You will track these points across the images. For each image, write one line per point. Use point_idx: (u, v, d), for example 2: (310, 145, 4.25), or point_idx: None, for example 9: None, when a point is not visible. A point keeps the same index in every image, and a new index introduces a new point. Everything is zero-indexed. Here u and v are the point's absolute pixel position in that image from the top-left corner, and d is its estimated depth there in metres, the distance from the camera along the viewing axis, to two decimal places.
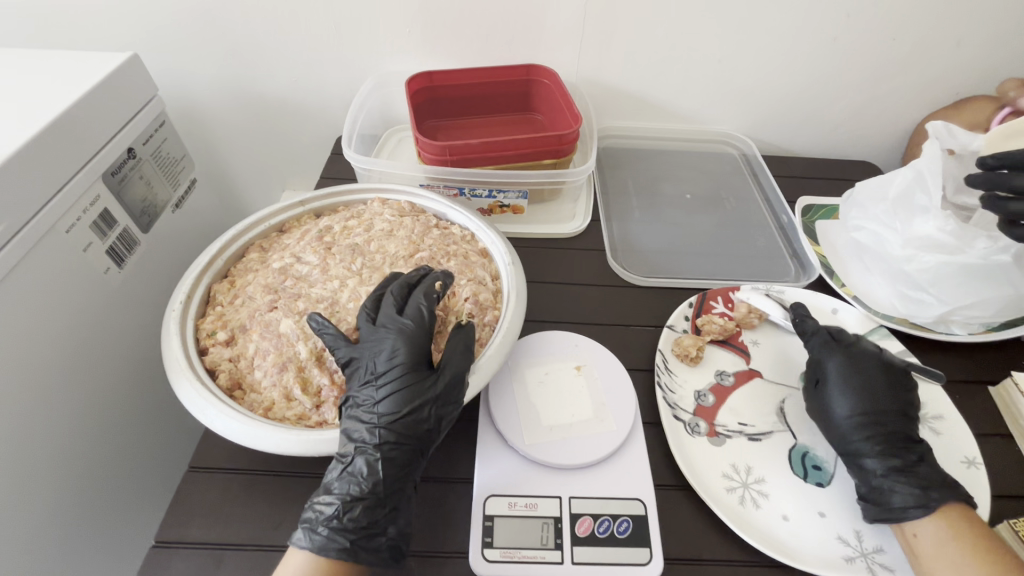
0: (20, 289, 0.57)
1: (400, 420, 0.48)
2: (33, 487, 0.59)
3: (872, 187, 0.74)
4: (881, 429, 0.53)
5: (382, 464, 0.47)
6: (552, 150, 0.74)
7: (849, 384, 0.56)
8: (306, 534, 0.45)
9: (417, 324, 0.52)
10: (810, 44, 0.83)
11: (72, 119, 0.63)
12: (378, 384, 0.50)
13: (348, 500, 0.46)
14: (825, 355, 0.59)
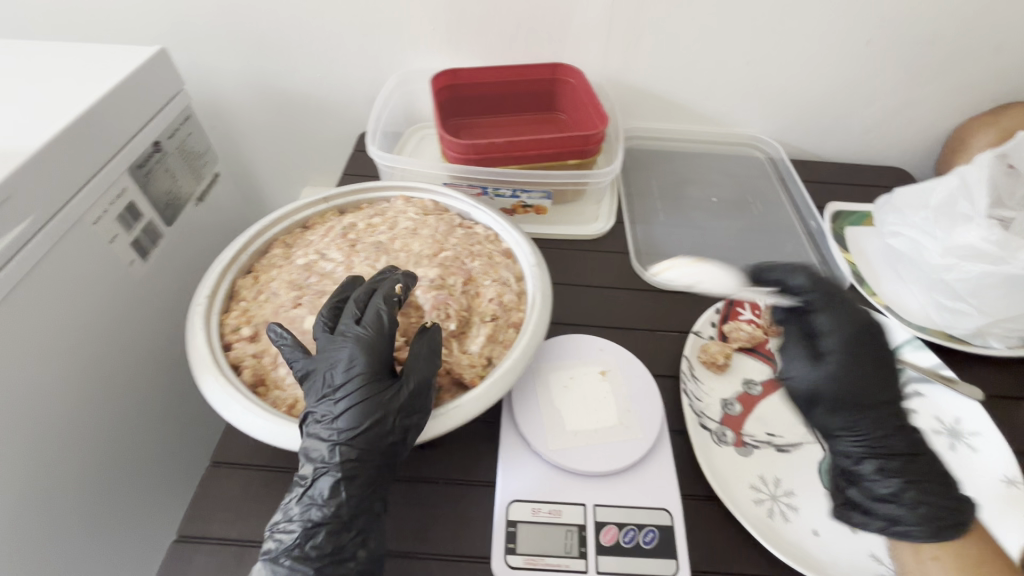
0: (47, 280, 0.58)
1: (355, 438, 0.46)
2: (59, 477, 0.59)
3: (913, 193, 0.72)
4: (893, 426, 0.50)
5: (345, 486, 0.45)
6: (577, 150, 0.73)
7: (866, 375, 0.51)
8: (267, 565, 0.43)
9: (380, 333, 0.49)
10: (843, 46, 0.81)
11: (101, 112, 0.64)
12: (334, 400, 0.47)
13: (310, 527, 0.44)
14: (828, 331, 0.53)
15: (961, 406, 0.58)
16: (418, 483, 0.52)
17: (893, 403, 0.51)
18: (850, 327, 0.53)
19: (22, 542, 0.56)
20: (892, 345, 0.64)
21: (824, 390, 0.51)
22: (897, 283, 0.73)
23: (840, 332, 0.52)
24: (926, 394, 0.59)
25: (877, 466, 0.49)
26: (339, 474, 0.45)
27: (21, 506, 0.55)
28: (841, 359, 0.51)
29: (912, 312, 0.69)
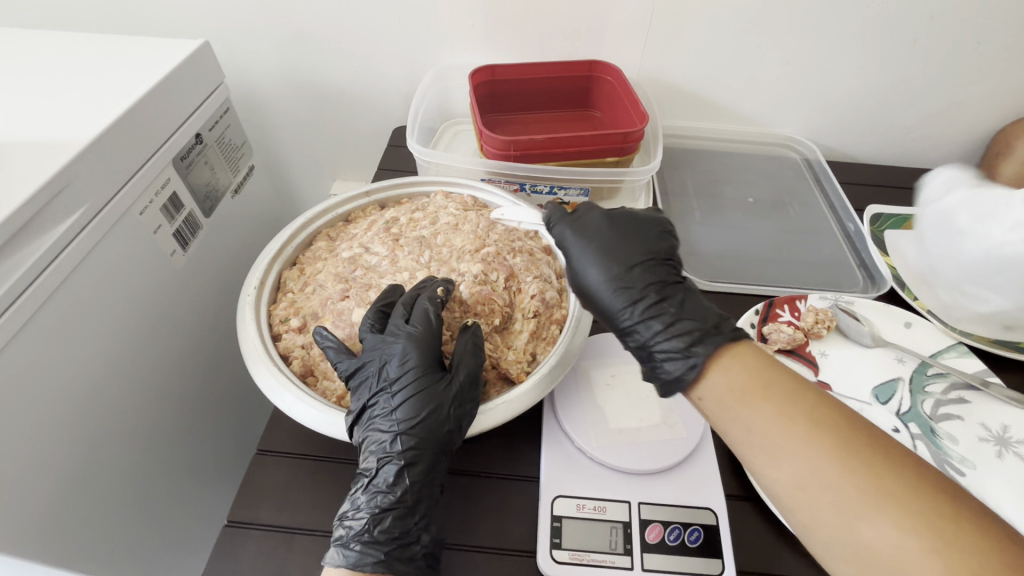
0: (98, 267, 0.59)
1: (416, 427, 0.48)
2: (110, 461, 0.61)
3: (950, 182, 0.67)
4: (637, 301, 0.48)
5: (409, 473, 0.47)
6: (616, 147, 0.73)
7: (615, 262, 0.51)
8: (339, 551, 0.44)
9: (430, 328, 0.51)
10: (886, 46, 0.80)
11: (149, 104, 0.65)
12: (390, 393, 0.49)
13: (377, 513, 0.46)
14: (563, 233, 0.54)
15: (1010, 415, 0.57)
16: (463, 476, 0.52)
17: (638, 276, 0.50)
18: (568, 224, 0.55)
19: (84, 522, 0.57)
20: (935, 351, 0.64)
21: (596, 281, 0.51)
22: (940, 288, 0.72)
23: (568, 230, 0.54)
24: (973, 401, 0.59)
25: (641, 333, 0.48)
26: (402, 461, 0.47)
27: (77, 489, 0.56)
28: (586, 248, 0.52)
29: (957, 318, 0.68)
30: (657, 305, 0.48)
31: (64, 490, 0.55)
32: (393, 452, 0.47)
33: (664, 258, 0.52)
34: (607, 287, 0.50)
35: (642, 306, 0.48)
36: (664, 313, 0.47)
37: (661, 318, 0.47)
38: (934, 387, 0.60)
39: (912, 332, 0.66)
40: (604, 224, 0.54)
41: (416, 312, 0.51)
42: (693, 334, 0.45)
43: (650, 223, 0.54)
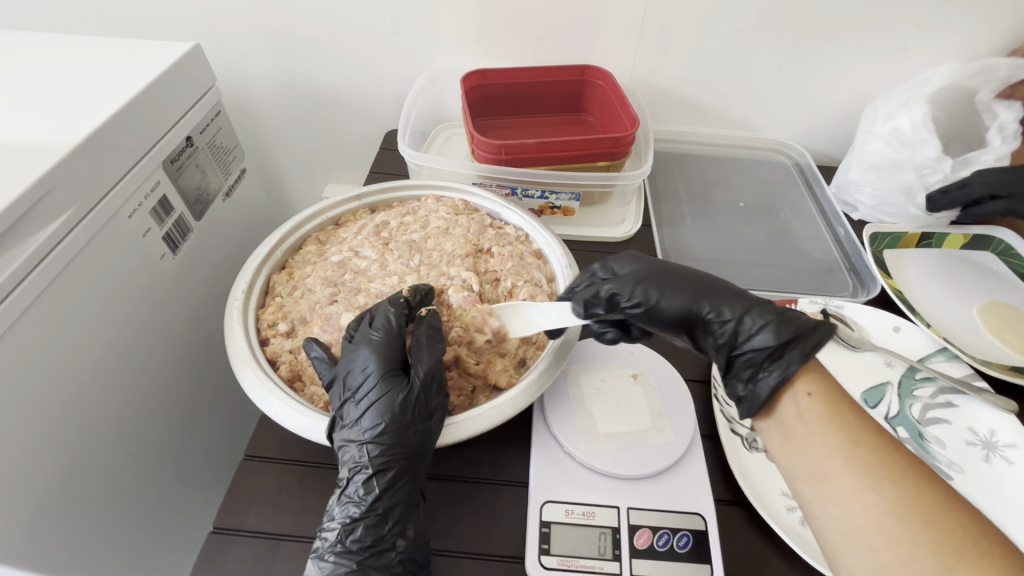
0: (84, 271, 0.58)
1: (380, 432, 0.47)
2: (98, 466, 0.60)
3: (846, 163, 0.84)
4: (728, 304, 0.50)
5: (377, 480, 0.46)
6: (607, 152, 0.73)
7: (692, 286, 0.52)
8: (315, 563, 0.44)
9: (391, 331, 0.50)
10: (875, 53, 0.81)
11: (140, 106, 0.64)
12: (358, 398, 0.48)
13: (349, 523, 0.45)
14: (619, 266, 0.54)
15: (997, 419, 0.57)
16: (452, 480, 0.52)
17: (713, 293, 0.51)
18: (626, 258, 0.55)
19: (69, 527, 0.56)
20: (923, 355, 0.64)
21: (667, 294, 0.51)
22: (946, 313, 0.70)
23: (625, 264, 0.54)
24: (961, 405, 0.59)
25: (726, 333, 0.50)
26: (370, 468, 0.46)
27: (61, 495, 0.55)
28: (646, 278, 0.52)
29: (969, 346, 0.66)
30: (740, 306, 0.50)
31: (48, 497, 0.54)
32: (361, 460, 0.47)
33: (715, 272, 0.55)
34: (688, 307, 0.51)
35: (730, 309, 0.50)
36: (754, 319, 0.49)
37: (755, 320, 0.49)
38: (922, 392, 0.61)
39: (901, 336, 0.66)
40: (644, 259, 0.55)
41: (383, 316, 0.51)
42: (789, 325, 0.48)
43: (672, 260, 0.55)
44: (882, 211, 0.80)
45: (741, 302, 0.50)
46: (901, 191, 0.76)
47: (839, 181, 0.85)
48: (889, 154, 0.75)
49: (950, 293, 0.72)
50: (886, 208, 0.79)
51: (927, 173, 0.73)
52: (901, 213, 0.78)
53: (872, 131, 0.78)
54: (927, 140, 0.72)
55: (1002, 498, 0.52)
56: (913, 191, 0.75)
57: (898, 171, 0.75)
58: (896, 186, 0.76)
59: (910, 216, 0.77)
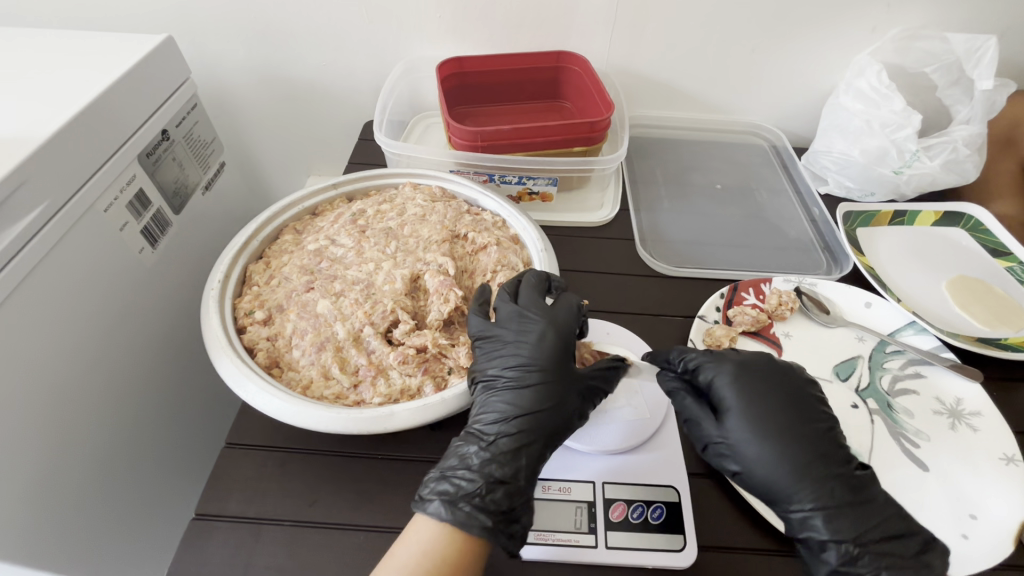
0: (59, 265, 0.58)
1: (541, 412, 0.49)
2: (80, 459, 0.61)
3: (820, 133, 0.87)
4: (810, 477, 0.46)
5: (523, 453, 0.47)
6: (583, 137, 0.73)
7: (797, 449, 0.48)
8: (447, 508, 0.44)
9: (563, 340, 0.53)
10: (846, 35, 0.82)
11: (111, 99, 0.64)
12: (501, 381, 0.50)
13: (490, 481, 0.46)
14: (722, 384, 0.51)
15: (962, 386, 0.60)
16: (431, 463, 0.53)
17: (838, 458, 0.48)
18: (731, 363, 0.52)
19: (52, 519, 0.57)
20: (893, 328, 0.66)
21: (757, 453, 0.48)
22: (916, 287, 0.71)
23: (725, 380, 0.51)
24: (927, 375, 0.61)
25: (783, 484, 0.47)
26: (512, 442, 0.48)
27: (42, 487, 0.56)
28: (740, 414, 0.50)
29: (941, 319, 0.67)
30: (821, 489, 0.46)
31: (28, 491, 0.54)
32: (500, 437, 0.48)
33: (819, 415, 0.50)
34: (768, 474, 0.47)
35: (819, 473, 0.46)
36: (835, 491, 0.46)
37: (830, 477, 0.46)
38: (892, 363, 0.63)
39: (872, 312, 0.67)
40: (763, 369, 0.52)
41: (519, 313, 0.53)
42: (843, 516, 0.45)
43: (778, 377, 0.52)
44: (850, 177, 0.82)
45: (844, 497, 0.45)
46: (869, 150, 0.78)
47: (810, 155, 0.88)
48: (857, 113, 0.79)
49: (920, 268, 0.73)
50: (856, 171, 0.81)
51: (894, 129, 0.75)
52: (872, 176, 0.80)
53: (843, 96, 0.81)
54: (890, 96, 0.75)
55: (965, 463, 0.54)
56: (884, 151, 0.77)
57: (866, 131, 0.78)
58: (865, 145, 0.78)
59: (883, 178, 0.79)
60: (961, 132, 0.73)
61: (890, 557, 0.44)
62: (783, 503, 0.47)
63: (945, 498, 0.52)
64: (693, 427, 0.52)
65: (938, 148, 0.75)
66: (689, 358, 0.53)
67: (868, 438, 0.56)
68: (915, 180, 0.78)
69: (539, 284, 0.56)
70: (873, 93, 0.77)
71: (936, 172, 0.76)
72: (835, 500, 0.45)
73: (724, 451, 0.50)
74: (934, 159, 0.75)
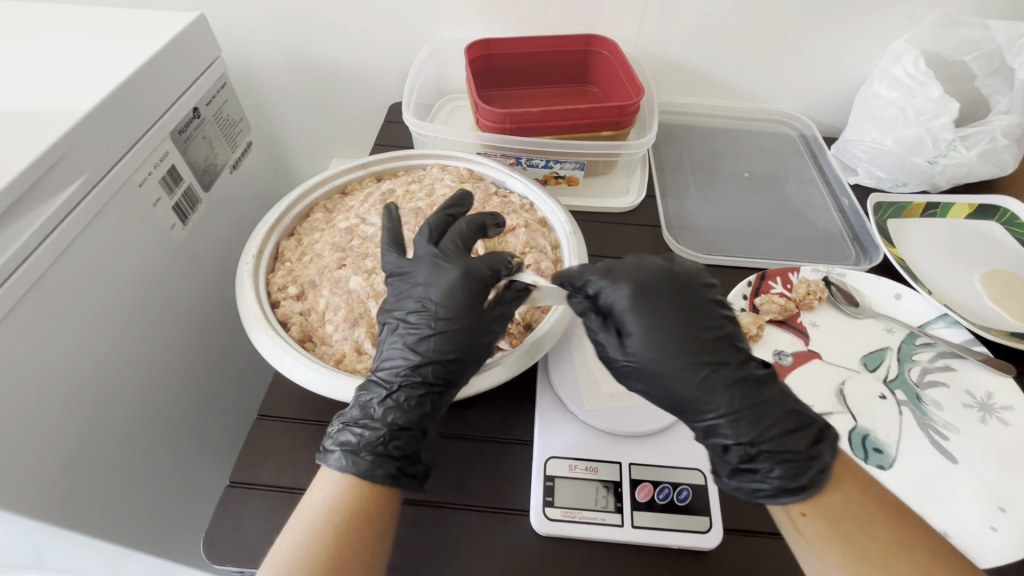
0: (97, 238, 0.59)
1: (445, 360, 0.47)
2: (118, 430, 0.63)
3: (849, 124, 0.86)
4: (706, 383, 0.44)
5: (427, 400, 0.47)
6: (612, 121, 0.73)
7: (683, 365, 0.44)
8: (349, 458, 0.44)
9: (474, 290, 0.48)
10: (882, 22, 0.80)
11: (145, 75, 0.65)
12: (404, 331, 0.48)
13: (393, 428, 0.46)
14: (620, 307, 0.46)
15: (993, 381, 0.59)
16: (458, 439, 0.54)
17: (731, 364, 0.45)
18: (630, 284, 0.47)
19: (91, 486, 0.59)
20: (923, 321, 0.65)
21: (658, 370, 0.45)
22: (948, 280, 0.70)
23: (624, 302, 0.46)
24: (958, 368, 0.60)
25: (719, 408, 0.44)
26: (415, 392, 0.47)
27: (81, 455, 0.57)
28: (647, 334, 0.45)
29: (973, 313, 0.66)
30: (721, 399, 0.44)
31: (69, 457, 0.56)
32: (406, 386, 0.47)
33: (729, 333, 0.46)
34: (676, 390, 0.45)
35: (716, 379, 0.44)
36: (744, 399, 0.44)
37: (729, 384, 0.44)
38: (922, 356, 0.62)
39: (902, 304, 0.66)
40: (666, 294, 0.47)
41: (433, 259, 0.49)
42: (749, 427, 0.43)
43: (663, 291, 0.47)
44: (881, 167, 0.81)
45: (743, 403, 0.43)
46: (904, 140, 0.76)
47: (840, 144, 0.87)
48: (892, 101, 0.77)
49: (953, 261, 0.72)
50: (887, 162, 0.80)
51: (929, 118, 0.73)
52: (905, 165, 0.79)
53: (876, 84, 0.80)
54: (927, 83, 0.73)
55: (996, 456, 0.53)
56: (918, 140, 0.75)
57: (901, 120, 0.76)
58: (899, 135, 0.77)
59: (917, 169, 0.78)
60: (1000, 122, 0.72)
61: (789, 454, 0.43)
62: (690, 413, 0.45)
63: (976, 490, 0.51)
64: (598, 345, 0.49)
65: (976, 138, 0.73)
66: (589, 282, 0.48)
67: (897, 429, 0.56)
68: (950, 170, 0.76)
69: (467, 232, 0.51)
70: (907, 80, 0.76)
71: (972, 163, 0.74)
72: (742, 408, 0.43)
73: (628, 369, 0.46)
74: (971, 149, 0.74)
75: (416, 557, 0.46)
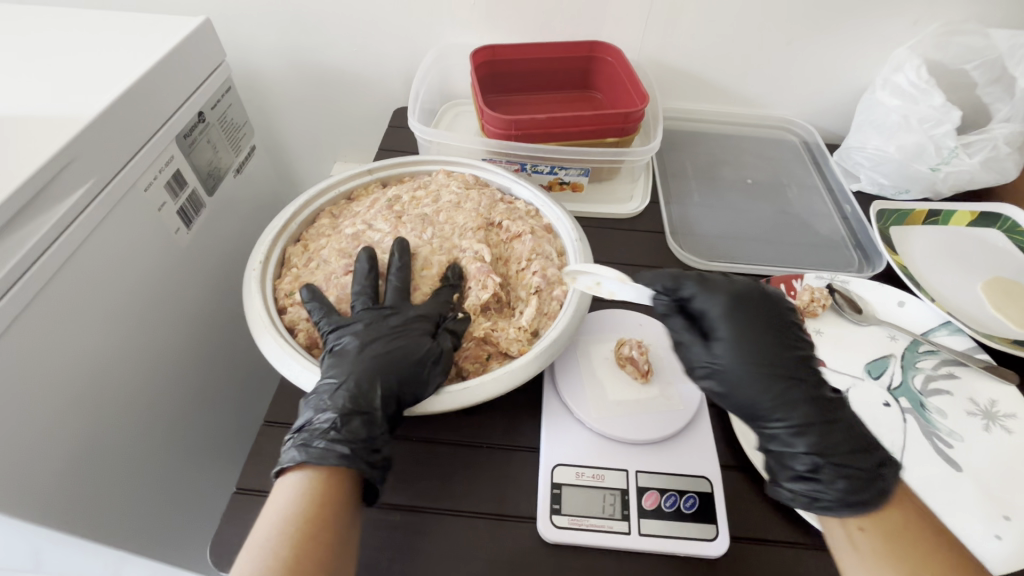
0: (102, 243, 0.59)
1: (381, 350, 0.50)
2: (122, 437, 0.62)
3: (852, 131, 0.86)
4: (779, 394, 0.45)
5: (371, 387, 0.48)
6: (617, 127, 0.73)
7: (784, 375, 0.45)
8: (301, 450, 0.44)
9: (404, 299, 0.55)
10: (885, 30, 0.80)
11: (151, 79, 0.65)
12: (341, 340, 0.51)
13: (344, 414, 0.46)
14: (716, 316, 0.47)
15: (997, 389, 0.59)
16: (465, 446, 0.54)
17: (811, 379, 0.46)
18: (725, 295, 0.48)
19: (96, 493, 0.59)
20: (926, 328, 0.66)
21: (738, 376, 0.46)
22: (951, 287, 0.70)
23: (719, 312, 0.47)
24: (962, 376, 0.61)
25: (792, 417, 0.45)
26: (358, 383, 0.48)
27: (87, 460, 0.57)
28: (734, 343, 0.46)
29: (975, 321, 0.66)
30: (801, 409, 0.45)
31: (74, 464, 0.56)
32: (348, 381, 0.48)
33: (797, 345, 0.48)
34: (753, 395, 0.46)
35: (793, 392, 0.45)
36: (817, 411, 0.45)
37: (806, 400, 0.45)
38: (924, 363, 0.62)
39: (906, 311, 0.67)
40: (759, 303, 0.48)
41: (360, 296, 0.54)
42: (818, 437, 0.44)
43: (771, 308, 0.49)
44: (884, 174, 0.81)
45: (819, 414, 0.45)
46: (907, 147, 0.77)
47: (843, 151, 0.87)
48: (895, 108, 0.78)
49: (955, 269, 0.72)
50: (890, 168, 0.80)
51: (932, 125, 0.74)
52: (907, 172, 0.79)
53: (878, 91, 0.81)
54: (930, 91, 0.74)
55: (1000, 465, 0.54)
56: (921, 148, 0.76)
57: (904, 127, 0.77)
58: (901, 142, 0.77)
59: (919, 175, 0.78)
60: (1001, 130, 0.73)
61: (854, 469, 0.43)
62: (763, 418, 0.46)
63: (980, 499, 0.51)
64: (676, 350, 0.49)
65: (978, 146, 0.74)
66: (683, 286, 0.49)
67: (901, 437, 0.56)
68: (952, 178, 0.77)
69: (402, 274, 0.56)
70: (910, 88, 0.76)
71: (975, 170, 0.75)
72: (816, 420, 0.44)
73: (709, 372, 0.47)
74: (973, 157, 0.74)
75: (423, 565, 0.46)
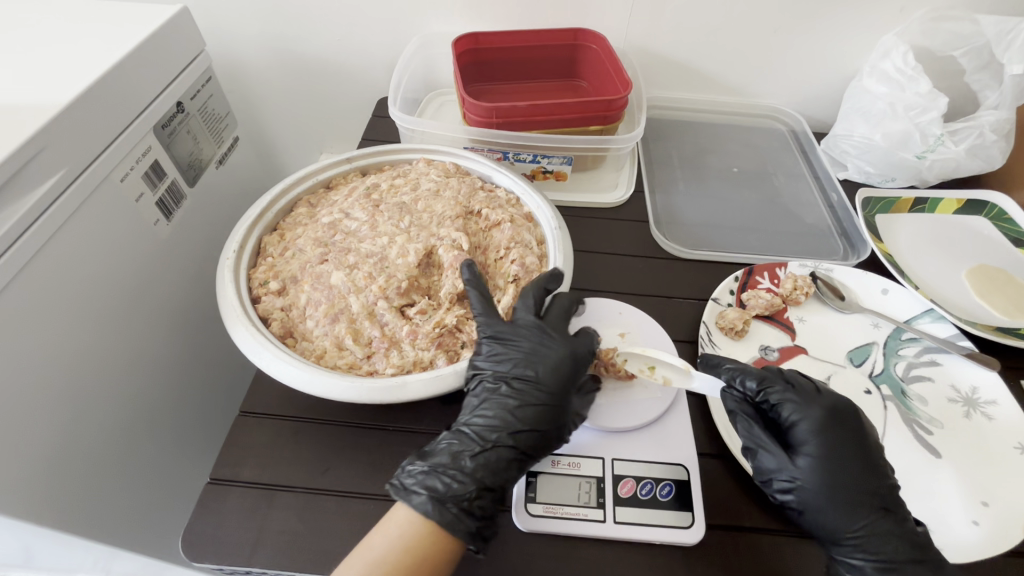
0: (77, 233, 0.59)
1: (541, 428, 0.49)
2: (97, 429, 0.62)
3: (840, 118, 0.85)
4: (868, 520, 0.46)
5: (515, 467, 0.48)
6: (599, 115, 0.72)
7: (861, 505, 0.46)
8: (436, 506, 0.44)
9: (577, 364, 0.52)
10: (872, 16, 0.79)
11: (127, 68, 0.64)
12: (503, 394, 0.50)
13: (479, 488, 0.46)
14: (805, 430, 0.49)
15: (978, 375, 0.59)
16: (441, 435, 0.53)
17: (900, 513, 0.46)
18: (820, 410, 0.50)
19: (68, 485, 0.58)
20: (909, 316, 0.65)
21: (815, 495, 0.47)
22: (935, 275, 0.70)
23: (810, 427, 0.49)
24: (943, 363, 0.60)
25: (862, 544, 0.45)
26: (506, 454, 0.48)
27: (60, 451, 0.57)
28: (822, 463, 0.48)
29: (959, 308, 0.66)
30: (886, 542, 0.45)
31: (47, 455, 0.55)
32: (498, 447, 0.48)
33: (889, 474, 0.48)
34: (829, 519, 0.46)
35: (880, 522, 0.46)
36: (902, 547, 0.44)
37: (896, 532, 0.45)
38: (907, 350, 0.62)
39: (889, 299, 0.66)
40: (851, 425, 0.49)
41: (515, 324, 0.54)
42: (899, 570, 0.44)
43: (857, 428, 0.49)
44: (870, 162, 0.81)
45: (903, 551, 0.44)
46: (893, 135, 0.76)
47: (830, 139, 0.87)
48: (882, 96, 0.77)
49: (940, 257, 0.72)
50: (876, 157, 0.80)
51: (918, 113, 0.73)
52: (893, 160, 0.78)
53: (865, 79, 0.80)
54: (916, 78, 0.73)
55: (980, 452, 0.53)
56: (907, 136, 0.75)
57: (890, 115, 0.76)
58: (887, 130, 0.76)
59: (906, 163, 0.77)
60: (988, 117, 0.72)
61: None
62: (838, 543, 0.46)
63: (958, 484, 0.51)
64: (755, 457, 0.50)
65: (964, 133, 0.73)
66: (770, 394, 0.51)
67: (881, 424, 0.56)
68: (938, 165, 0.76)
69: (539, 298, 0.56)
70: (897, 75, 0.75)
71: (960, 158, 0.75)
72: (901, 555, 0.44)
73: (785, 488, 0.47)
74: (959, 144, 0.74)
75: None
